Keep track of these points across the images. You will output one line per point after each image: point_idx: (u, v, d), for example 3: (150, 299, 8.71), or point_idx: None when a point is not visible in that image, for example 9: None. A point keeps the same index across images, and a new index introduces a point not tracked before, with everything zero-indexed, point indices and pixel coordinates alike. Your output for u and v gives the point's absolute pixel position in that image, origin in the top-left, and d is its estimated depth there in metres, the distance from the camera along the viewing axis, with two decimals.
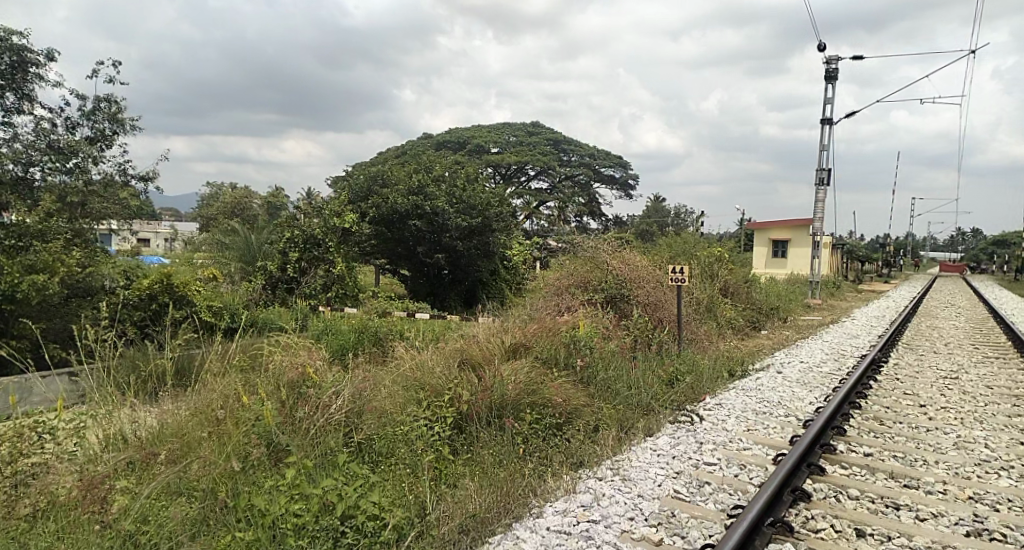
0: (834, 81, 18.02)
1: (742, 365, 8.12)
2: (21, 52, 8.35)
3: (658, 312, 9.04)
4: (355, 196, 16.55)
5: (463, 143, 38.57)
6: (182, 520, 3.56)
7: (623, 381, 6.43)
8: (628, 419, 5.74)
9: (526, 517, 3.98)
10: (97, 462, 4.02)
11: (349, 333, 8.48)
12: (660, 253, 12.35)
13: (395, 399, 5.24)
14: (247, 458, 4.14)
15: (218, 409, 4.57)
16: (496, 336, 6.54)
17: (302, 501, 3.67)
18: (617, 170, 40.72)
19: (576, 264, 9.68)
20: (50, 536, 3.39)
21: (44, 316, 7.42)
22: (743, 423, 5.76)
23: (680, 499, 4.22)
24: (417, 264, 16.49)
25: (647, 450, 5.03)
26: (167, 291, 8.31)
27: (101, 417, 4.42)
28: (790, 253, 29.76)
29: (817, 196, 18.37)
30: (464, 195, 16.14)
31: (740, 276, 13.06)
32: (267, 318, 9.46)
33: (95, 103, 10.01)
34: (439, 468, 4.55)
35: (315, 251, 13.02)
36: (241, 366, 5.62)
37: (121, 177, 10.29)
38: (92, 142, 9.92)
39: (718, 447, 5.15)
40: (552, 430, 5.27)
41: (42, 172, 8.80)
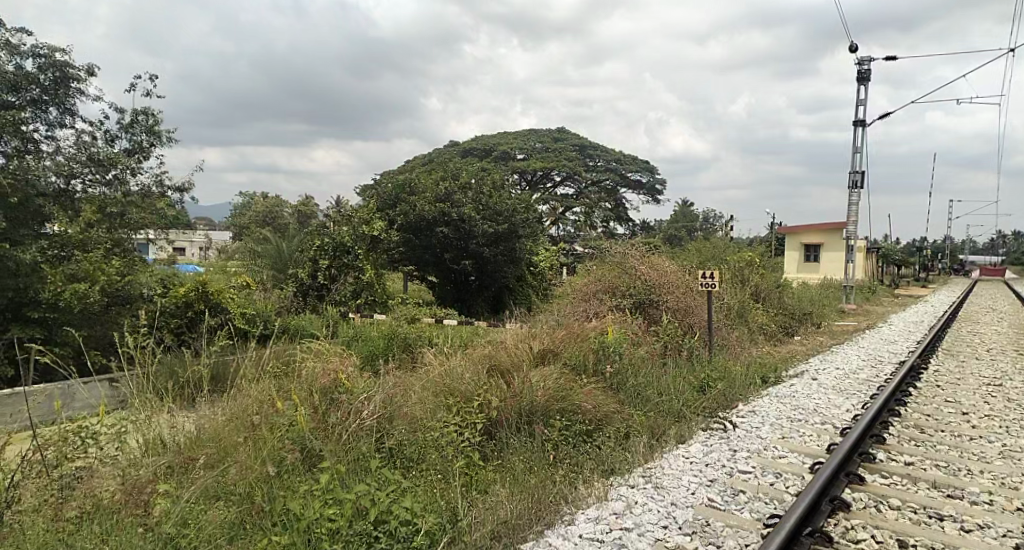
0: (867, 82, 17.71)
1: (775, 372, 7.98)
2: (63, 68, 8.64)
3: (688, 318, 8.96)
4: (383, 204, 16.71)
5: (490, 150, 38.77)
6: (221, 524, 3.63)
7: (653, 388, 6.37)
8: (660, 426, 5.69)
9: (557, 524, 3.97)
10: (139, 467, 4.10)
11: (379, 339, 8.58)
12: (689, 259, 12.24)
13: (425, 404, 5.27)
14: (283, 463, 4.23)
15: (253, 414, 4.66)
16: (524, 342, 6.54)
17: (336, 506, 3.71)
18: (644, 175, 40.45)
19: (603, 270, 9.63)
20: (95, 537, 3.47)
21: (85, 324, 7.67)
22: (778, 430, 5.66)
23: (714, 507, 4.18)
24: (445, 270, 16.59)
25: (679, 458, 4.98)
26: (202, 298, 8.49)
27: (141, 422, 4.51)
28: (823, 257, 29.25)
29: (851, 199, 18.02)
30: (490, 202, 16.23)
31: (772, 281, 12.85)
32: (299, 324, 9.60)
33: (133, 116, 10.31)
34: (470, 474, 4.57)
35: (344, 258, 13.18)
36: (275, 373, 5.70)
37: (158, 188, 10.57)
38: (130, 154, 10.20)
39: (752, 455, 5.08)
40: (582, 437, 5.24)
41: (82, 185, 8.92)
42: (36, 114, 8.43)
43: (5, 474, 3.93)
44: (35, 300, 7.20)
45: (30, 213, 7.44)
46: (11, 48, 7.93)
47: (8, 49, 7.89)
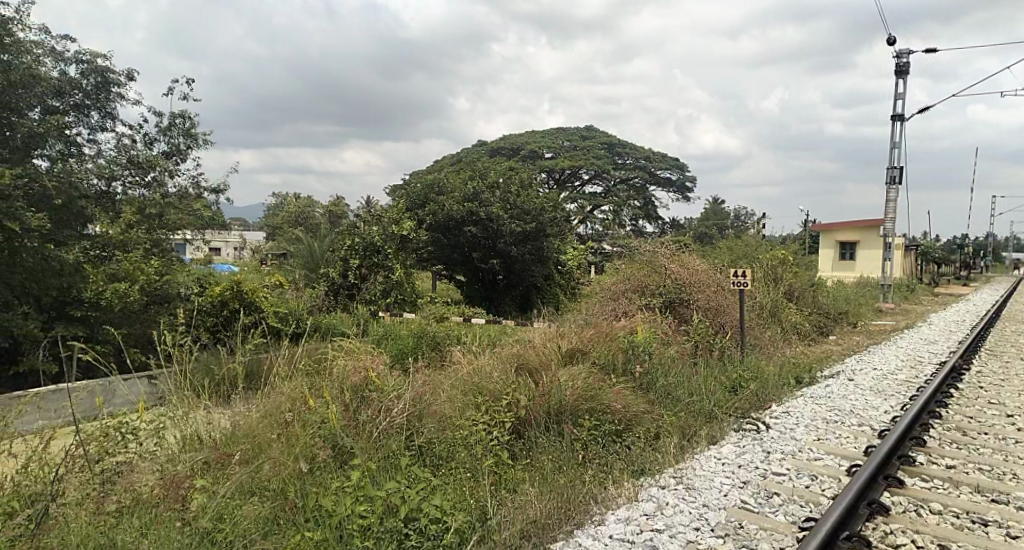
0: (904, 76, 17.25)
1: (810, 372, 7.82)
2: (104, 73, 8.89)
3: (719, 317, 8.85)
4: (413, 203, 16.82)
5: (518, 149, 38.79)
6: (255, 520, 3.70)
7: (684, 388, 6.29)
8: (691, 427, 5.62)
9: (587, 524, 3.96)
10: (176, 462, 4.19)
11: (408, 337, 8.65)
12: (720, 257, 12.08)
13: (454, 403, 5.28)
14: (315, 460, 4.29)
15: (286, 411, 4.73)
16: (552, 341, 6.53)
17: (366, 503, 3.76)
18: (674, 173, 39.96)
19: (633, 269, 9.55)
20: (135, 531, 3.52)
21: (125, 322, 7.91)
22: (813, 432, 5.55)
23: (748, 510, 4.11)
24: (473, 269, 16.64)
25: (711, 459, 4.91)
26: (237, 297, 8.65)
27: (178, 418, 4.61)
28: (859, 255, 28.58)
29: (888, 196, 17.58)
30: (518, 201, 16.23)
31: (806, 280, 12.59)
32: (330, 323, 9.72)
33: (171, 119, 10.55)
34: (499, 473, 4.57)
35: (374, 258, 13.31)
36: (308, 370, 5.78)
37: (194, 189, 10.83)
38: (168, 156, 10.47)
39: (786, 457, 4.98)
40: (611, 437, 5.20)
41: (123, 187, 9.20)
42: (79, 118, 8.70)
43: (49, 467, 4.03)
44: (77, 299, 7.48)
45: (73, 214, 7.68)
46: (55, 55, 8.21)
47: (53, 55, 8.16)
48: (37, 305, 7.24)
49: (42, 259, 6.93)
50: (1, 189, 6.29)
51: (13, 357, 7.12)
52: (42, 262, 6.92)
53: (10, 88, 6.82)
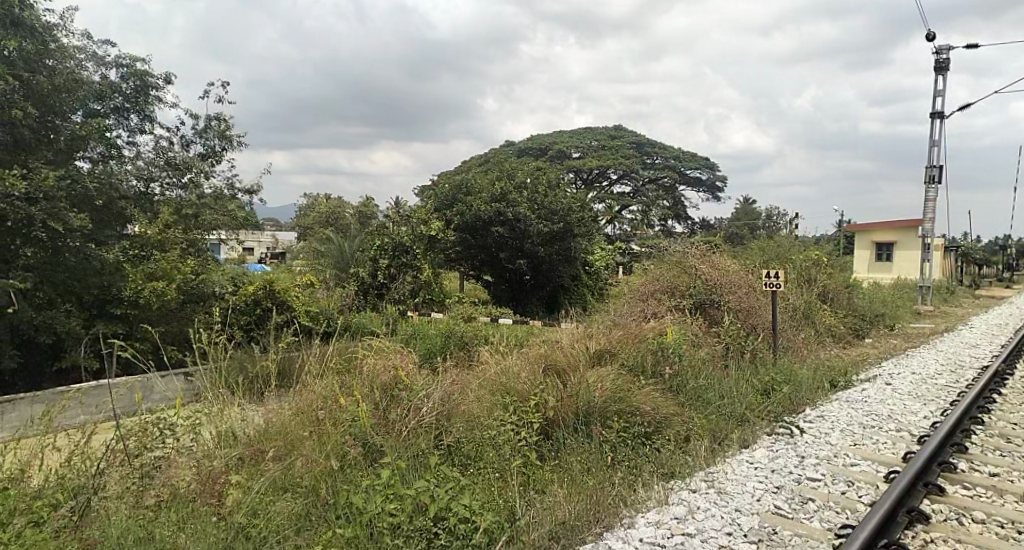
0: (944, 72, 16.78)
1: (845, 375, 7.64)
2: (143, 77, 9.12)
3: (751, 319, 8.71)
4: (441, 204, 16.90)
5: (546, 149, 38.73)
6: (288, 516, 3.76)
7: (715, 391, 6.20)
8: (722, 430, 5.54)
9: (616, 527, 3.93)
10: (212, 457, 4.27)
11: (437, 337, 8.72)
12: (752, 258, 11.90)
13: (483, 403, 5.29)
14: (346, 458, 4.35)
15: (317, 408, 4.79)
16: (580, 342, 6.50)
17: (396, 501, 3.80)
18: (703, 172, 39.46)
19: (662, 269, 9.46)
20: (173, 524, 3.60)
21: (162, 321, 8.15)
22: (849, 437, 5.43)
23: (781, 516, 4.05)
24: (501, 269, 16.65)
25: (743, 463, 4.84)
26: (269, 296, 8.81)
27: (213, 415, 4.69)
28: (896, 255, 27.90)
29: (927, 195, 17.11)
30: (545, 201, 16.21)
31: (841, 281, 12.32)
32: (360, 322, 9.82)
33: (207, 121, 10.79)
34: (527, 473, 4.57)
35: (403, 258, 13.42)
36: (338, 369, 5.84)
37: (229, 190, 11.05)
38: (204, 158, 10.71)
39: (822, 462, 4.88)
40: (640, 439, 5.15)
41: (160, 188, 9.47)
42: (118, 121, 8.94)
43: (92, 461, 4.15)
44: (117, 298, 7.70)
45: (114, 215, 7.80)
46: (97, 60, 8.44)
47: (95, 60, 8.39)
48: (79, 303, 7.49)
49: (83, 258, 7.15)
50: (45, 191, 6.50)
51: (57, 354, 7.34)
52: (83, 262, 7.15)
53: (55, 92, 7.02)
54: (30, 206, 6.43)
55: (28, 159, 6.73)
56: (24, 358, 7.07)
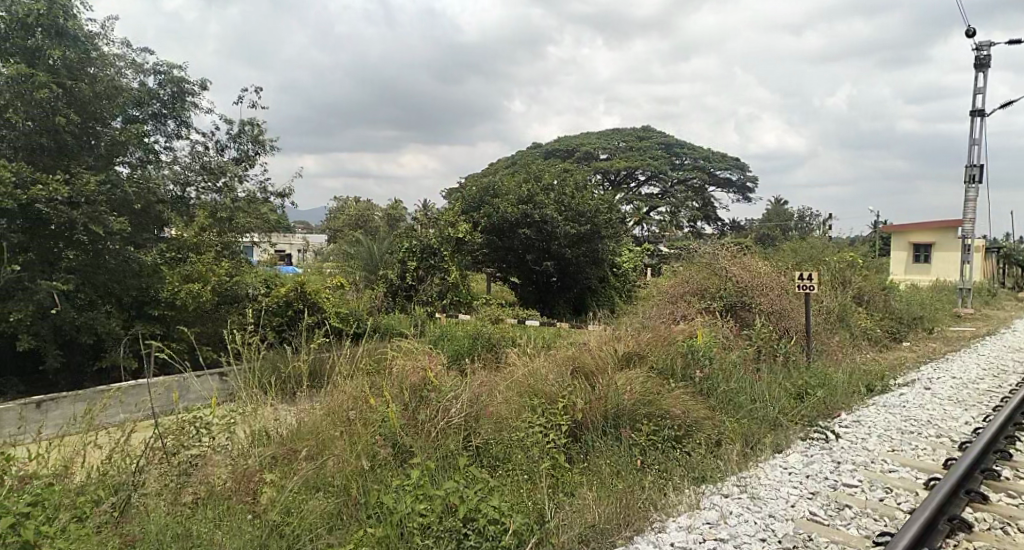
0: (985, 68, 16.31)
1: (882, 379, 7.46)
2: (180, 83, 9.34)
3: (784, 321, 8.56)
4: (469, 206, 16.97)
5: (573, 150, 38.65)
6: (321, 514, 3.81)
7: (746, 394, 6.11)
8: (754, 434, 5.45)
9: (647, 531, 3.90)
10: (247, 456, 4.34)
11: (464, 339, 8.76)
12: (783, 260, 11.70)
13: (511, 404, 5.28)
14: (376, 458, 4.39)
15: (348, 409, 4.84)
16: (608, 344, 6.46)
17: (426, 501, 3.83)
18: (733, 173, 38.90)
19: (692, 271, 9.36)
20: (210, 522, 3.67)
21: (198, 322, 8.35)
22: (887, 442, 5.30)
23: (817, 522, 3.98)
24: (528, 271, 16.65)
25: (776, 468, 4.76)
26: (300, 297, 8.95)
27: (247, 414, 4.77)
28: (934, 257, 27.17)
29: (966, 195, 16.64)
30: (573, 203, 16.12)
31: (877, 283, 12.04)
32: (389, 324, 9.90)
33: (241, 126, 11.00)
34: (556, 476, 4.56)
35: (431, 260, 13.51)
36: (368, 369, 5.89)
37: (262, 194, 11.24)
38: (238, 162, 10.91)
39: (859, 468, 4.78)
40: (670, 442, 5.10)
41: (196, 192, 9.66)
42: (156, 126, 9.18)
43: (131, 458, 4.26)
44: (155, 299, 7.91)
45: (151, 218, 8.04)
46: (135, 67, 8.67)
47: (134, 67, 8.62)
48: (119, 304, 7.71)
49: (122, 261, 7.36)
50: (87, 195, 6.70)
51: (97, 353, 7.55)
52: (123, 264, 7.36)
53: (96, 99, 7.21)
54: (72, 209, 6.65)
55: (71, 164, 6.98)
56: (67, 358, 7.28)
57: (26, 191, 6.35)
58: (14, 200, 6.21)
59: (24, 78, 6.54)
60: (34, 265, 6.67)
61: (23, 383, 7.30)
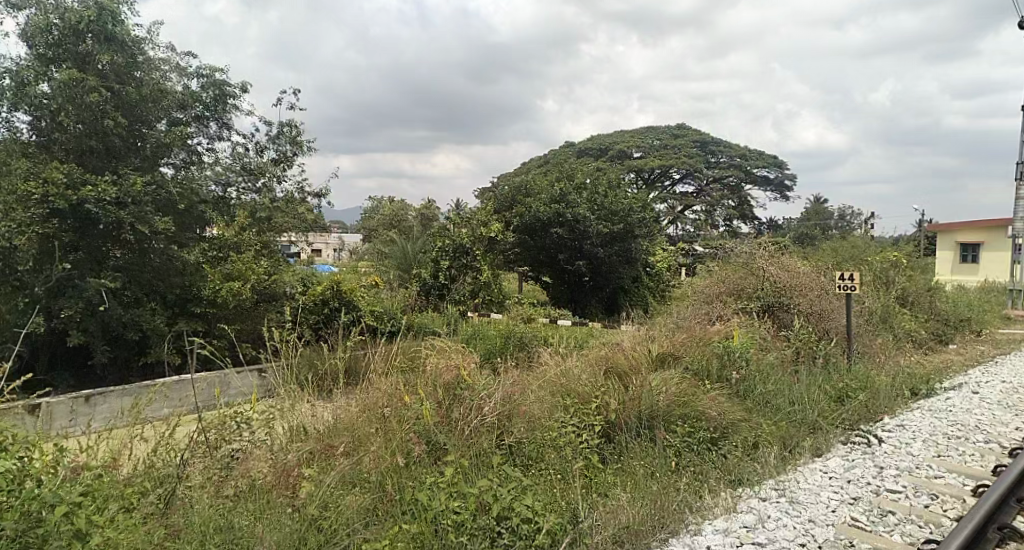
0: None
1: (927, 383, 7.24)
2: (222, 86, 9.59)
3: (823, 323, 8.36)
4: (501, 205, 16.99)
5: (606, 149, 38.41)
6: (358, 509, 3.88)
7: (785, 396, 5.98)
8: (792, 437, 5.35)
9: (683, 534, 3.87)
10: (286, 451, 4.44)
11: (496, 338, 8.79)
12: (823, 260, 11.43)
13: (544, 403, 5.27)
14: (410, 455, 4.43)
15: (383, 406, 4.89)
16: (642, 344, 6.40)
17: (460, 499, 3.86)
18: (771, 171, 38.10)
19: (728, 271, 9.22)
20: (250, 515, 3.75)
21: (238, 319, 8.56)
22: (932, 447, 5.16)
23: (859, 528, 3.89)
24: (560, 270, 16.61)
25: (816, 471, 4.67)
26: (336, 296, 9.10)
27: (285, 410, 4.87)
28: (982, 257, 26.25)
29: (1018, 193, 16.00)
30: (605, 202, 15.96)
31: (922, 283, 11.67)
32: (422, 323, 9.98)
33: (280, 128, 11.23)
34: (589, 476, 4.54)
35: (463, 259, 13.58)
36: (402, 367, 5.94)
37: (299, 194, 11.45)
38: (277, 163, 11.14)
39: (903, 473, 4.66)
40: (706, 445, 5.02)
41: (237, 192, 9.89)
42: (199, 128, 9.43)
43: (176, 451, 4.39)
44: (197, 297, 8.13)
45: (194, 218, 8.26)
46: (180, 70, 8.92)
47: (178, 71, 8.87)
48: (163, 302, 7.94)
49: (167, 259, 7.62)
50: (133, 196, 6.91)
51: (143, 349, 7.79)
52: (167, 262, 7.63)
53: (142, 102, 7.41)
54: (119, 209, 6.86)
55: (118, 166, 7.21)
56: (113, 353, 7.53)
57: (77, 191, 6.57)
58: (65, 201, 6.45)
59: (76, 83, 6.77)
60: (84, 263, 6.92)
61: (73, 377, 7.58)
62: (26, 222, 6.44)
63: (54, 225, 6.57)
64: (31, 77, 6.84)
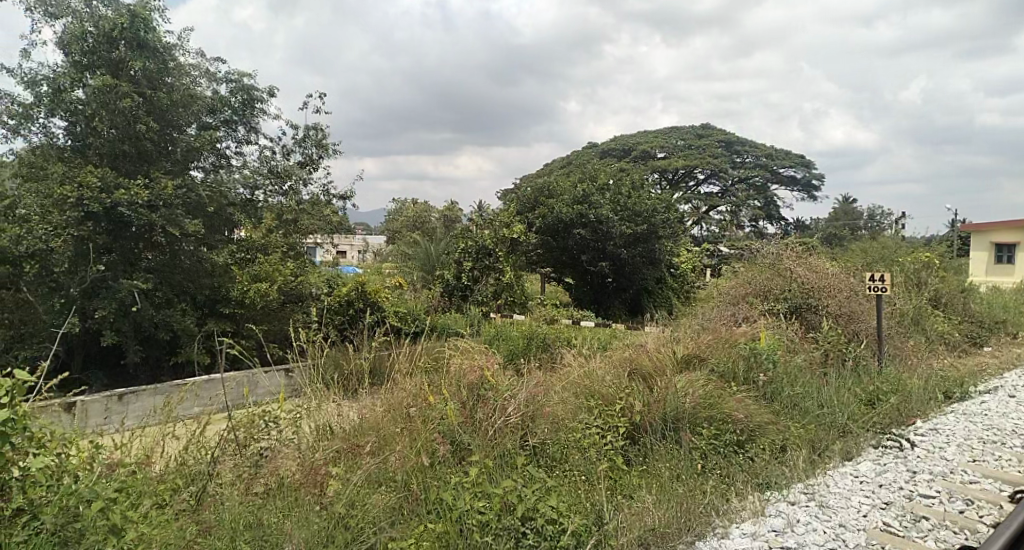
0: None
1: (961, 386, 7.07)
2: (250, 91, 9.75)
3: (853, 324, 8.20)
4: (523, 206, 16.99)
5: (629, 150, 38.20)
6: (384, 508, 3.91)
7: (814, 399, 5.88)
8: (821, 440, 5.26)
9: (709, 537, 3.84)
10: (313, 450, 4.49)
11: (519, 339, 8.79)
12: (852, 260, 11.22)
13: (567, 404, 5.25)
14: (435, 455, 4.45)
15: (408, 406, 4.90)
16: (666, 346, 6.35)
17: (484, 499, 3.87)
18: (798, 171, 37.54)
19: (754, 272, 9.10)
20: (279, 512, 3.80)
21: (266, 319, 8.69)
22: (967, 451, 5.05)
23: (891, 533, 3.82)
24: (583, 272, 16.56)
25: (846, 475, 4.58)
26: (361, 297, 9.19)
27: (312, 410, 4.92)
28: (1019, 258, 25.52)
29: None
30: (629, 202, 15.87)
31: (956, 285, 11.39)
32: (446, 324, 10.03)
33: (306, 131, 11.38)
34: (614, 478, 4.52)
35: (486, 261, 13.61)
36: (426, 367, 5.97)
37: (325, 196, 11.58)
38: (303, 166, 11.30)
39: (936, 478, 4.56)
40: (733, 447, 4.96)
41: (264, 195, 10.04)
42: (228, 132, 9.59)
43: (206, 449, 4.46)
44: (226, 298, 8.28)
45: (222, 220, 8.39)
46: (209, 75, 9.10)
47: (208, 76, 9.05)
48: (193, 302, 8.09)
49: (196, 261, 7.77)
50: (165, 199, 7.06)
51: (173, 349, 7.95)
52: (196, 264, 7.78)
53: (173, 107, 7.58)
54: (151, 212, 7.00)
55: (150, 170, 7.37)
56: (145, 353, 7.70)
57: (110, 195, 6.73)
58: (99, 204, 6.61)
59: (109, 89, 6.96)
60: (117, 265, 7.09)
61: (107, 377, 7.77)
62: (61, 225, 6.63)
63: (88, 228, 6.72)
64: (66, 84, 7.01)
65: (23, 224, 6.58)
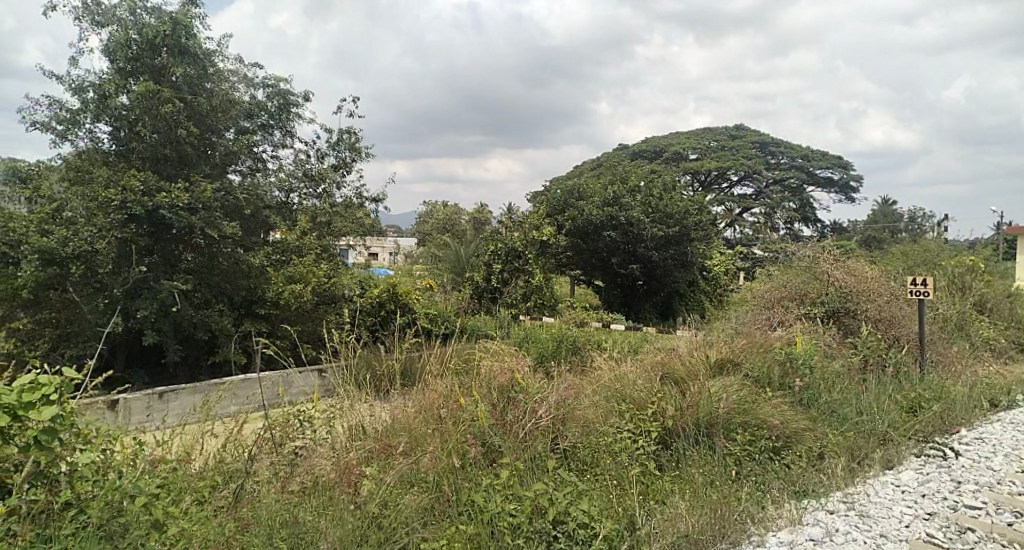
0: None
1: (1008, 394, 6.83)
2: (286, 95, 9.94)
3: (894, 329, 7.98)
4: (553, 209, 16.97)
5: (660, 151, 37.87)
6: (416, 509, 3.94)
7: (853, 406, 5.73)
8: (861, 448, 5.11)
9: (744, 545, 3.79)
10: (347, 450, 4.55)
11: (549, 341, 8.77)
12: (892, 264, 10.92)
13: (599, 408, 5.21)
14: (466, 456, 4.46)
15: (439, 407, 4.91)
16: (699, 350, 6.26)
17: (516, 502, 3.87)
18: (835, 172, 36.70)
19: (789, 275, 8.93)
20: (314, 511, 3.86)
21: (300, 320, 8.85)
22: (1015, 462, 4.86)
23: (934, 544, 3.73)
24: (613, 275, 16.46)
25: (887, 484, 4.47)
26: (393, 298, 9.21)
27: (344, 410, 4.98)
28: None
29: None
30: (661, 204, 15.72)
31: (1002, 289, 10.98)
32: (476, 325, 10.07)
33: (340, 134, 11.54)
34: (646, 483, 4.47)
35: (516, 263, 13.63)
36: (456, 369, 5.98)
37: (358, 199, 11.74)
38: (336, 169, 11.47)
39: (982, 488, 4.41)
40: (768, 454, 4.87)
41: (299, 198, 10.22)
42: (265, 136, 9.79)
43: (244, 448, 4.54)
44: (262, 299, 8.45)
45: (259, 222, 8.55)
46: (247, 81, 9.29)
47: (245, 81, 9.24)
48: (230, 303, 8.27)
49: (234, 263, 7.95)
50: (203, 201, 7.24)
51: (211, 349, 8.13)
52: (233, 265, 7.94)
53: (212, 112, 7.76)
54: (191, 215, 7.17)
55: (190, 173, 7.57)
56: (184, 352, 7.89)
57: (152, 198, 6.91)
58: (141, 206, 6.80)
59: (152, 95, 7.16)
60: (158, 267, 7.28)
61: (148, 375, 7.99)
62: (106, 227, 6.85)
63: (131, 230, 6.96)
64: (111, 90, 7.22)
65: (70, 227, 6.82)
